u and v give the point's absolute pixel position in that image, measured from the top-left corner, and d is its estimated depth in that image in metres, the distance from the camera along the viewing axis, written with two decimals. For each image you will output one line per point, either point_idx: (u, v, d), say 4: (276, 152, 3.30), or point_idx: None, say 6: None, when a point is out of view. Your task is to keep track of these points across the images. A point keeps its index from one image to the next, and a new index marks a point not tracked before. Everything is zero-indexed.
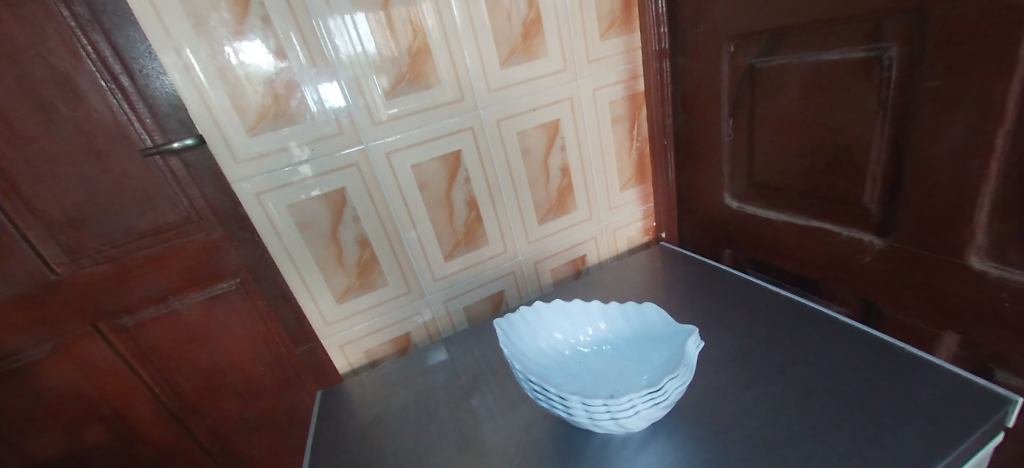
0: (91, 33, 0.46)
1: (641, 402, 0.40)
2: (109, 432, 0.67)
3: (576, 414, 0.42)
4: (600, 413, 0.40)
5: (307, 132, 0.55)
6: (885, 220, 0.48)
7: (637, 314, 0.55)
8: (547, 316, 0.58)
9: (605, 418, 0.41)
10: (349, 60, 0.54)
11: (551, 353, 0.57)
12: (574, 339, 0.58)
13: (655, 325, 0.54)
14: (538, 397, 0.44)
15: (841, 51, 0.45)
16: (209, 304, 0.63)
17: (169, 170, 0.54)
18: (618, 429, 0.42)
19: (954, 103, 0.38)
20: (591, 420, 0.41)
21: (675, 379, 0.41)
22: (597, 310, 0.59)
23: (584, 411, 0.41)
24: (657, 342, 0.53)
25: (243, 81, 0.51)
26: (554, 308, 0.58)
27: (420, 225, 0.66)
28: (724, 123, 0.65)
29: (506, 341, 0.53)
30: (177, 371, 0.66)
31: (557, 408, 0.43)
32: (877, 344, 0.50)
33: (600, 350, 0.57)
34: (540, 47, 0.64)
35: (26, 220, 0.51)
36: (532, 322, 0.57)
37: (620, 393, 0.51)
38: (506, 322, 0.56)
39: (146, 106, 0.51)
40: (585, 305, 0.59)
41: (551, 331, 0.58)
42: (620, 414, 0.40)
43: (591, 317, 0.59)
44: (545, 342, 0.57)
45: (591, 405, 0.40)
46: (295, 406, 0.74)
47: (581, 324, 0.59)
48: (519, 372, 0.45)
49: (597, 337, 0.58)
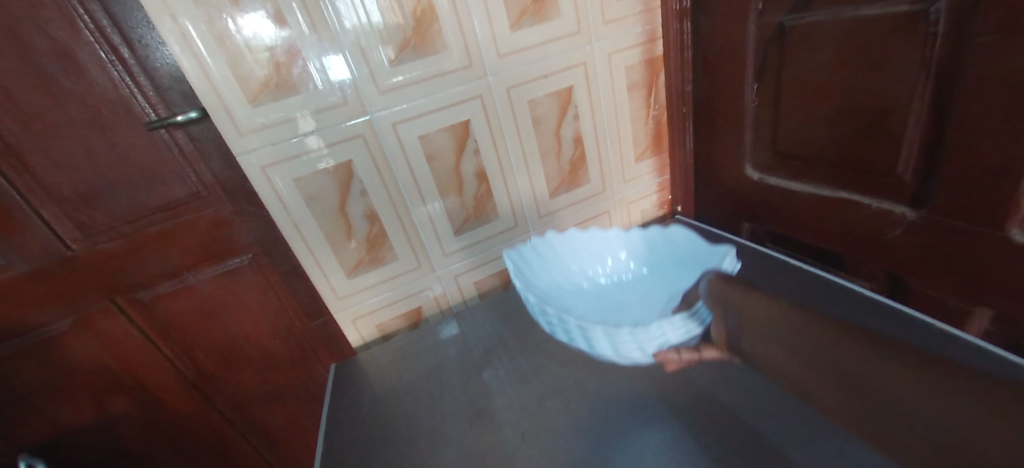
0: (88, 2, 0.45)
1: (668, 330, 0.47)
2: (134, 401, 0.69)
3: (597, 345, 0.48)
4: (626, 343, 0.47)
5: (311, 102, 0.53)
6: (920, 189, 0.45)
7: (661, 237, 0.61)
8: (563, 247, 0.64)
9: (631, 348, 0.47)
10: (351, 25, 0.52)
11: (574, 276, 0.64)
12: (591, 272, 0.64)
13: (682, 246, 0.59)
14: (556, 327, 0.51)
15: (882, 5, 0.42)
16: (222, 279, 0.64)
17: (175, 144, 0.53)
18: (643, 361, 0.49)
19: (1007, 61, 0.35)
20: (614, 350, 0.48)
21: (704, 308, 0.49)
22: (616, 239, 0.64)
23: (606, 340, 0.47)
24: (682, 262, 0.59)
25: (243, 50, 0.49)
26: (570, 239, 0.64)
27: (429, 198, 0.65)
28: (748, 89, 0.61)
29: (519, 269, 0.58)
30: (196, 345, 0.67)
31: (577, 339, 0.49)
32: (895, 321, 0.50)
33: (619, 280, 0.64)
34: (552, 9, 0.61)
35: (38, 196, 0.52)
36: (551, 251, 0.63)
37: (645, 318, 0.57)
38: (524, 249, 0.61)
39: (149, 78, 0.49)
40: (603, 236, 0.64)
41: (568, 262, 0.63)
42: (646, 344, 0.47)
43: (610, 248, 0.64)
44: (563, 274, 0.63)
45: (612, 333, 0.47)
46: (311, 378, 0.76)
47: (602, 253, 0.65)
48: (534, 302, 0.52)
49: (619, 263, 0.64)
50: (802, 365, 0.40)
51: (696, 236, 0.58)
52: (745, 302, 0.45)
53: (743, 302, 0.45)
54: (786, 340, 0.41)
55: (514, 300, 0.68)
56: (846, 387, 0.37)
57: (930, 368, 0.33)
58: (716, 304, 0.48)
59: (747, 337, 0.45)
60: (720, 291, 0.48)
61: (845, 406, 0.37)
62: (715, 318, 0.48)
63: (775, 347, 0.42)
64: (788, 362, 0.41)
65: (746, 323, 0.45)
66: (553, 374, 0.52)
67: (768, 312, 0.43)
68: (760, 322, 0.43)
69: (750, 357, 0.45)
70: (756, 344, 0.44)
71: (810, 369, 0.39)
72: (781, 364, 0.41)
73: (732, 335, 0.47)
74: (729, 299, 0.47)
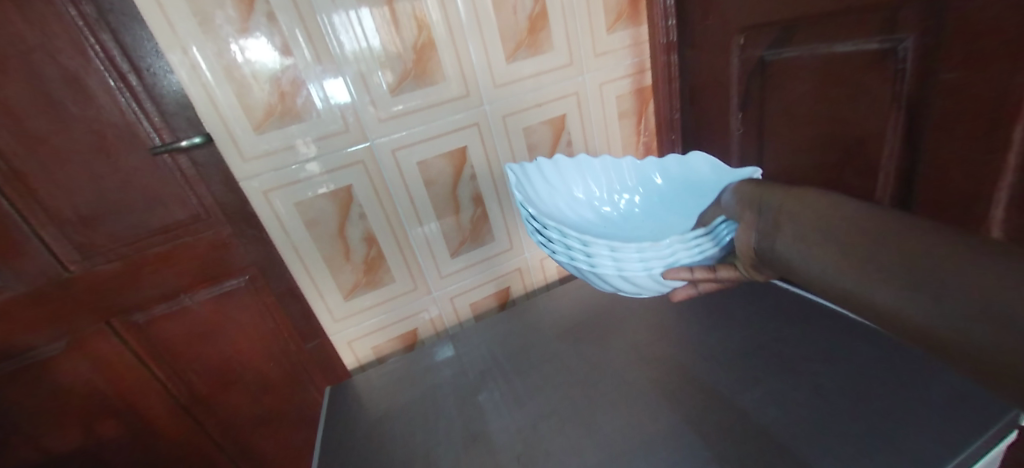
0: (99, 32, 0.47)
1: (681, 251, 0.43)
2: (123, 426, 0.68)
3: (601, 268, 0.43)
4: (632, 261, 0.42)
5: (312, 129, 0.55)
6: None
7: (679, 167, 0.52)
8: (569, 171, 0.55)
9: (638, 273, 0.43)
10: (353, 55, 0.54)
11: (579, 203, 0.55)
12: (596, 201, 0.55)
13: (700, 176, 0.50)
14: (556, 251, 0.46)
15: (854, 43, 0.44)
16: (218, 301, 0.64)
17: (178, 168, 0.55)
18: (649, 288, 0.45)
19: (969, 96, 0.37)
20: (619, 272, 0.42)
21: (723, 225, 0.45)
22: (629, 167, 0.55)
23: (611, 262, 0.42)
24: (698, 191, 0.50)
25: (249, 79, 0.51)
26: (577, 164, 0.55)
27: (426, 221, 0.66)
28: (733, 117, 0.63)
29: (520, 185, 0.52)
30: (189, 367, 0.67)
31: (579, 261, 0.44)
32: (884, 340, 0.49)
33: (628, 214, 0.55)
34: (545, 42, 0.64)
35: (40, 218, 0.52)
36: (557, 172, 0.54)
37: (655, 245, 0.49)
38: (530, 166, 0.53)
39: (155, 105, 0.51)
40: (612, 161, 0.55)
41: (570, 189, 0.55)
42: (654, 264, 0.43)
43: (619, 176, 0.56)
44: (564, 201, 0.54)
45: (618, 250, 0.42)
46: (304, 402, 0.75)
47: (613, 177, 0.56)
48: (538, 219, 0.47)
49: (631, 190, 0.56)
50: (836, 253, 0.33)
51: (719, 162, 0.48)
52: (784, 198, 0.38)
53: (780, 201, 0.38)
54: (826, 229, 0.34)
55: (510, 322, 0.69)
56: (900, 273, 0.29)
57: (975, 241, 0.28)
58: (742, 212, 0.42)
59: (784, 235, 0.37)
60: (746, 196, 0.42)
61: (900, 293, 0.29)
62: (741, 229, 0.42)
63: (819, 241, 0.35)
64: (825, 250, 0.34)
65: (783, 219, 0.37)
66: (548, 396, 0.52)
67: (809, 206, 0.36)
68: (803, 216, 0.36)
69: (780, 262, 0.38)
70: (794, 244, 0.36)
71: (842, 256, 0.33)
72: (815, 255, 0.35)
73: (759, 244, 0.40)
74: (766, 202, 0.40)
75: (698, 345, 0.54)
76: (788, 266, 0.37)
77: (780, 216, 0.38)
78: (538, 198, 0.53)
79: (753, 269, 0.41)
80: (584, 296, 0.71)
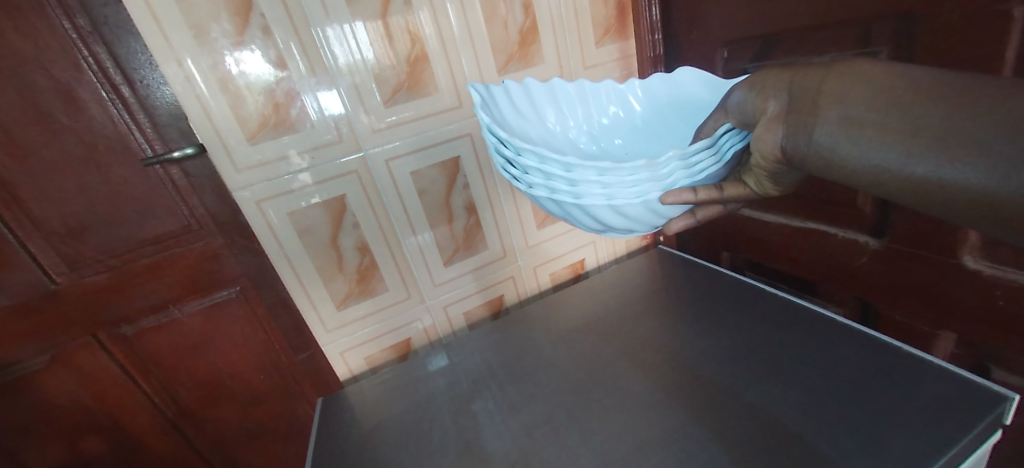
0: (92, 44, 0.47)
1: (680, 172, 0.33)
2: (107, 442, 0.67)
3: (587, 198, 0.34)
4: (624, 188, 0.33)
5: (306, 140, 0.55)
6: (880, 220, 0.48)
7: (665, 86, 0.47)
8: (542, 99, 0.48)
9: (631, 202, 0.34)
10: (347, 67, 0.55)
11: (554, 135, 0.48)
12: (573, 133, 0.49)
13: (692, 95, 0.46)
14: (535, 182, 0.36)
15: (830, 57, 0.46)
16: (208, 312, 0.64)
17: (170, 179, 0.55)
18: (642, 220, 0.37)
19: None
20: (609, 203, 0.34)
21: (729, 134, 0.36)
22: (609, 91, 0.49)
23: (601, 190, 0.33)
24: (688, 111, 0.46)
25: (244, 91, 0.51)
26: (551, 90, 0.48)
27: (419, 229, 0.66)
28: None
29: (486, 105, 0.43)
30: (176, 380, 0.66)
31: (561, 193, 0.35)
32: (871, 342, 0.50)
33: (609, 144, 0.49)
34: (536, 55, 0.65)
35: (27, 230, 0.52)
36: (528, 101, 0.48)
37: None
38: (497, 88, 0.46)
39: (148, 116, 0.51)
40: (590, 85, 0.49)
41: (545, 119, 0.48)
42: (651, 190, 0.33)
43: (600, 102, 0.49)
44: (538, 133, 0.48)
45: (608, 173, 0.32)
46: (294, 415, 0.74)
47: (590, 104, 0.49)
48: (510, 143, 0.35)
49: (611, 118, 0.50)
50: (900, 132, 0.27)
51: (711, 77, 0.45)
52: (822, 79, 0.31)
53: (820, 80, 0.31)
54: (885, 105, 0.27)
55: (503, 331, 0.69)
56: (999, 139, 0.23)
57: None
58: (763, 104, 0.33)
59: (825, 124, 0.30)
60: (765, 86, 0.33)
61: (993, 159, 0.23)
62: (761, 126, 0.33)
63: (877, 121, 0.28)
64: (884, 133, 0.27)
65: (825, 100, 0.30)
66: (543, 403, 0.52)
67: (862, 80, 0.29)
68: (857, 93, 0.29)
69: (818, 158, 0.30)
70: (840, 133, 0.29)
71: (911, 136, 0.26)
72: (875, 142, 0.28)
73: (789, 142, 0.32)
74: (798, 88, 0.32)
75: (690, 351, 0.55)
76: (829, 164, 0.30)
77: (821, 98, 0.30)
78: (507, 128, 0.45)
79: (768, 181, 0.34)
80: (578, 304, 0.71)
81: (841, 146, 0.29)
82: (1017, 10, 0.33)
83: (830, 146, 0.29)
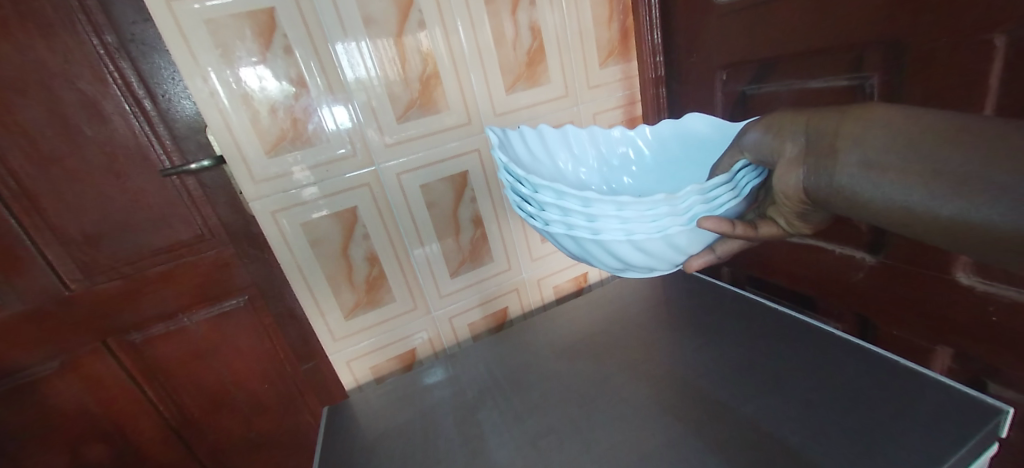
0: (118, 60, 0.50)
1: (700, 206, 0.35)
2: (110, 448, 0.67)
3: (605, 233, 0.35)
4: (643, 222, 0.34)
5: (317, 154, 0.57)
6: (875, 240, 0.50)
7: (674, 130, 0.49)
8: (555, 142, 0.51)
9: (651, 237, 0.35)
10: (361, 85, 0.57)
11: (565, 175, 0.50)
12: (583, 175, 0.51)
13: (700, 136, 0.48)
14: (552, 218, 0.37)
15: (826, 80, 0.49)
16: (216, 321, 0.64)
17: (185, 189, 0.57)
18: (663, 256, 0.37)
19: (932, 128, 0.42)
20: (627, 237, 0.35)
21: (745, 170, 0.38)
22: (619, 136, 0.52)
23: (619, 223, 0.34)
24: (697, 152, 0.48)
25: (263, 104, 0.53)
26: (563, 133, 0.51)
27: (426, 238, 0.67)
28: None
29: (502, 145, 0.45)
30: (182, 387, 0.66)
31: (579, 228, 0.36)
32: (871, 357, 0.50)
33: (620, 184, 0.51)
34: (542, 75, 0.68)
35: (46, 236, 0.54)
36: (540, 144, 0.50)
37: None
38: (512, 132, 0.48)
39: (167, 128, 0.53)
40: (601, 130, 0.51)
41: (556, 160, 0.50)
42: (671, 225, 0.35)
43: (611, 146, 0.52)
44: (551, 172, 0.50)
45: (626, 208, 0.34)
46: (296, 424, 0.74)
47: (601, 147, 0.52)
48: (527, 180, 0.37)
49: (622, 162, 0.52)
50: (922, 172, 0.27)
51: (719, 121, 0.47)
52: (840, 121, 0.32)
53: (837, 124, 0.32)
54: (900, 141, 0.28)
55: (506, 342, 0.70)
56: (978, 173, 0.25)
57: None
58: (781, 146, 0.35)
59: (847, 166, 0.30)
60: (782, 128, 0.35)
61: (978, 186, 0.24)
62: (780, 168, 0.34)
63: (898, 162, 0.28)
64: (904, 174, 0.28)
65: (844, 143, 0.31)
66: (545, 414, 0.53)
67: (876, 122, 0.30)
68: (875, 136, 0.29)
69: (840, 197, 0.31)
70: (862, 176, 0.30)
71: (932, 177, 0.27)
72: (898, 181, 0.28)
73: (811, 183, 0.33)
74: (816, 130, 0.33)
75: (689, 364, 0.56)
76: (855, 205, 0.31)
77: (839, 141, 0.31)
78: (522, 167, 0.47)
79: (797, 220, 0.36)
80: (581, 317, 0.72)
81: (858, 187, 0.30)
82: (998, 40, 0.35)
83: (859, 189, 0.30)
